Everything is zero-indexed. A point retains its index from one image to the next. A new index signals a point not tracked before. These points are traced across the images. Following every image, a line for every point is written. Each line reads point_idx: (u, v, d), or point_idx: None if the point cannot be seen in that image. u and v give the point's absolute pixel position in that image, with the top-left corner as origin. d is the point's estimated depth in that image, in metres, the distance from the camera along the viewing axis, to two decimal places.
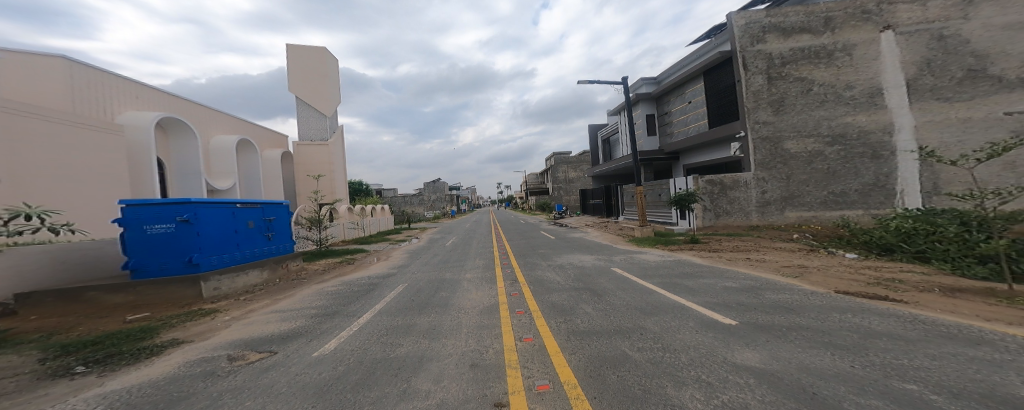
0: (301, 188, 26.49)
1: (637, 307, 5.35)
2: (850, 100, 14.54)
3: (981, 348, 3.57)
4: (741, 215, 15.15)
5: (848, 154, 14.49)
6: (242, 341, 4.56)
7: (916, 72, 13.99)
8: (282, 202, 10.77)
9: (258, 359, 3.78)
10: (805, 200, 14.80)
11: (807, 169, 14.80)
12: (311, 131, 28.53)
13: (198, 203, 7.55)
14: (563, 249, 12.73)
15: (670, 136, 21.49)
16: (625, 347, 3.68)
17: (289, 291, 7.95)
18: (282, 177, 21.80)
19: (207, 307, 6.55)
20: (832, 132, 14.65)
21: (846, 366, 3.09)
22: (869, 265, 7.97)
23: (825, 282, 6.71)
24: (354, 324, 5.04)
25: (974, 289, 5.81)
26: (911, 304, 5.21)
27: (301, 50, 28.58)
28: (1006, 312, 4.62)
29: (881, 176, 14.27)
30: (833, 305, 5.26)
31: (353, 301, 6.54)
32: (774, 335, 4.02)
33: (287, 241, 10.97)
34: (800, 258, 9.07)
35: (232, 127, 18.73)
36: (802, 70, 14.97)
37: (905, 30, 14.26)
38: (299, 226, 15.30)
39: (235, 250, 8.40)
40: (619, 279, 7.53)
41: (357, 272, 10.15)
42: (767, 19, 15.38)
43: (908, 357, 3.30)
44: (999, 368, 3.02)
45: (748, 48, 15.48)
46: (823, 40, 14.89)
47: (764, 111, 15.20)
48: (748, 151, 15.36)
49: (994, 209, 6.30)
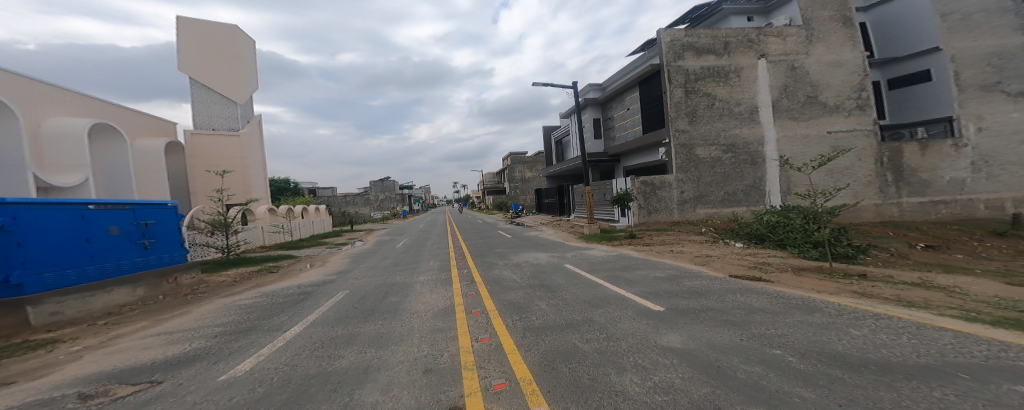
0: (200, 186, 22.67)
1: (586, 300, 5.76)
2: (739, 114, 17.31)
3: (817, 314, 4.64)
4: (666, 212, 17.01)
5: (737, 160, 17.21)
6: (104, 374, 3.79)
7: (778, 95, 17.22)
8: (166, 203, 9.06)
9: (135, 392, 3.23)
10: (709, 199, 17.18)
11: (711, 172, 17.21)
12: (213, 118, 24.59)
13: (18, 204, 5.91)
14: (519, 247, 12.96)
15: (612, 140, 23.21)
16: (575, 339, 3.94)
17: (184, 308, 6.82)
18: (165, 171, 18.24)
19: (41, 338, 5.29)
20: (727, 142, 17.20)
21: (737, 339, 3.75)
22: (752, 252, 9.61)
23: (721, 268, 8.03)
24: (278, 339, 4.54)
25: (812, 267, 7.48)
26: (772, 283, 6.43)
27: (203, 24, 24.38)
28: (831, 284, 6.01)
29: (761, 179, 17.24)
30: (729, 287, 6.30)
31: (278, 314, 5.87)
32: (695, 317, 4.64)
33: (176, 249, 9.32)
34: (707, 248, 10.62)
35: (82, 110, 15.11)
36: (708, 86, 17.34)
37: (775, 58, 17.34)
38: (196, 230, 12.91)
39: (87, 263, 6.84)
40: (571, 275, 7.95)
41: (284, 281, 9.09)
42: (686, 38, 17.37)
43: (779, 327, 4.14)
44: (829, 329, 3.93)
45: (672, 63, 17.28)
46: (721, 62, 17.38)
47: (682, 121, 17.21)
48: (670, 155, 17.31)
49: (821, 205, 7.89)
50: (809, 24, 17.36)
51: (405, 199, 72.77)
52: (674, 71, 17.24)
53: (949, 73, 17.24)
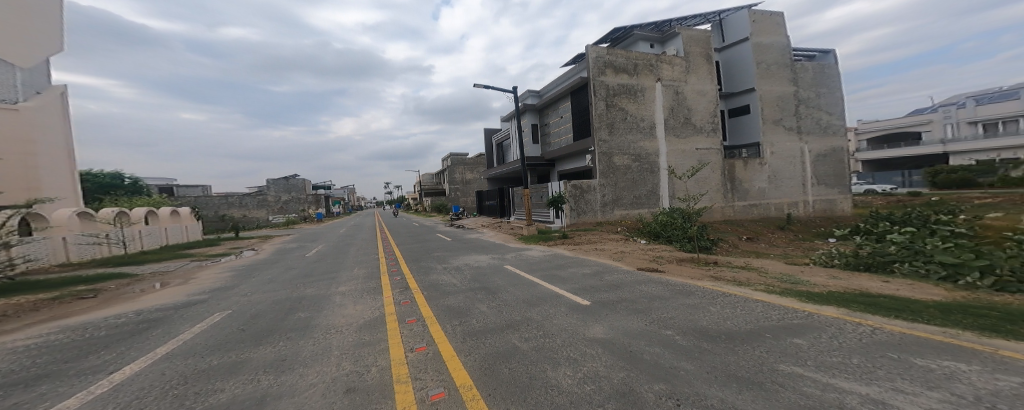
0: None
1: (523, 300, 5.94)
2: (644, 129, 19.77)
3: (692, 295, 5.62)
4: (592, 214, 18.44)
5: (643, 168, 19.64)
6: None
7: (665, 117, 20.14)
8: None
9: None
10: (623, 201, 19.24)
11: (625, 178, 19.30)
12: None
13: None
14: (458, 249, 12.52)
15: (547, 145, 24.38)
16: (514, 340, 4.09)
17: None
18: None
19: None
20: (635, 152, 19.48)
21: (646, 325, 4.41)
22: (654, 248, 11.03)
23: (629, 261, 9.33)
24: (114, 373, 3.47)
25: (689, 257, 9.08)
26: (663, 273, 7.61)
27: None
28: (699, 271, 7.44)
29: (658, 186, 19.99)
30: (639, 279, 7.26)
31: (102, 348, 4.40)
32: (614, 309, 5.23)
33: None
34: (621, 245, 12.08)
35: None
36: (621, 101, 19.26)
37: (667, 82, 20.21)
38: None
39: None
40: (512, 276, 7.99)
41: (111, 308, 6.76)
42: (607, 56, 18.93)
43: (676, 313, 4.80)
44: (695, 311, 4.81)
45: (596, 77, 18.66)
46: (631, 81, 19.49)
47: (603, 132, 18.83)
48: (595, 162, 18.84)
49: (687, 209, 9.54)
50: (687, 56, 20.78)
51: (320, 199, 65.37)
52: (597, 85, 18.63)
53: (758, 110, 21.60)
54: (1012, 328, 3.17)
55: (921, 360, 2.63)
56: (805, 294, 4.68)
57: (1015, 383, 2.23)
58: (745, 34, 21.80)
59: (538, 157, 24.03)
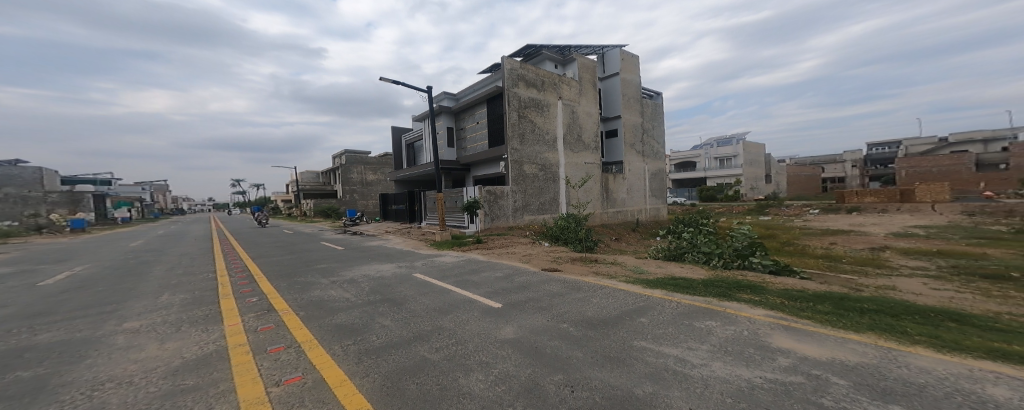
0: None
1: (434, 308, 5.17)
2: (549, 141, 21.53)
3: (578, 290, 5.93)
4: (505, 219, 19.02)
5: (547, 177, 21.36)
6: None
7: (565, 132, 22.36)
8: None
9: None
10: (532, 207, 20.50)
11: (532, 186, 20.51)
12: None
13: None
14: (352, 260, 10.60)
15: (464, 150, 24.35)
16: (422, 352, 3.48)
17: None
18: None
19: None
20: (541, 162, 21.05)
21: (552, 322, 4.28)
22: (555, 249, 12.12)
23: (528, 260, 10.16)
24: None
25: (577, 256, 10.36)
26: (558, 271, 8.24)
27: None
28: (576, 267, 8.63)
29: (557, 194, 21.94)
30: (547, 278, 7.49)
31: None
32: (524, 308, 4.98)
33: None
34: (526, 247, 12.89)
35: None
36: (530, 113, 20.52)
37: (566, 101, 22.51)
38: None
39: None
40: (420, 284, 7.05)
41: None
42: (519, 69, 19.96)
43: (585, 306, 4.87)
44: (583, 300, 5.19)
45: (511, 88, 19.51)
46: (538, 95, 20.96)
47: (515, 141, 19.71)
48: (506, 169, 19.62)
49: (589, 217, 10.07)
50: (581, 80, 23.56)
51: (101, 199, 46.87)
52: (511, 96, 19.50)
53: (622, 133, 25.65)
54: (728, 294, 4.86)
55: (698, 324, 3.69)
56: (641, 281, 5.96)
57: (735, 330, 3.49)
58: (615, 69, 25.74)
59: (455, 161, 23.45)
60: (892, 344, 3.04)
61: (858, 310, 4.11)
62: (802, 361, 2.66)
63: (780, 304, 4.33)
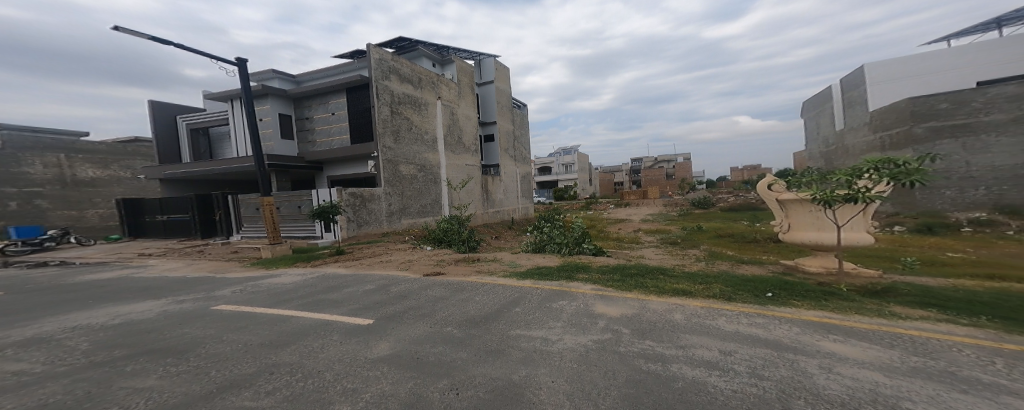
0: None
1: (261, 342, 3.77)
2: (427, 142, 21.10)
3: (461, 291, 6.11)
4: (377, 224, 17.23)
5: (426, 178, 20.87)
6: None
7: (444, 133, 22.42)
8: None
9: None
10: (409, 210, 19.47)
11: (410, 188, 19.61)
12: None
13: None
14: (66, 302, 6.12)
15: (312, 144, 20.85)
16: (238, 403, 2.37)
17: None
18: None
19: None
20: (420, 163, 20.40)
21: (430, 330, 4.23)
22: (436, 253, 11.95)
23: (410, 268, 9.69)
24: None
25: (462, 258, 10.57)
26: (444, 274, 8.32)
27: None
28: (458, 268, 8.93)
29: (439, 196, 21.90)
30: (424, 284, 7.31)
31: None
32: (401, 320, 4.74)
33: None
34: (406, 253, 12.21)
35: None
36: (406, 111, 19.48)
37: (444, 102, 22.66)
38: None
39: None
40: (230, 316, 4.86)
41: None
42: (392, 62, 18.58)
43: (455, 309, 5.03)
44: (461, 301, 5.46)
45: (380, 80, 17.70)
46: (415, 92, 20.18)
47: (388, 138, 18.06)
48: (379, 169, 17.76)
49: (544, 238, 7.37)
50: (459, 83, 24.14)
51: None
52: (382, 89, 17.75)
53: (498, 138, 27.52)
54: (574, 276, 5.92)
55: (554, 304, 4.40)
56: (516, 274, 6.62)
57: (563, 302, 4.49)
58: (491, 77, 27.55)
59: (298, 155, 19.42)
60: (640, 295, 4.61)
61: (641, 275, 5.81)
62: (611, 321, 3.58)
63: (605, 278, 5.58)
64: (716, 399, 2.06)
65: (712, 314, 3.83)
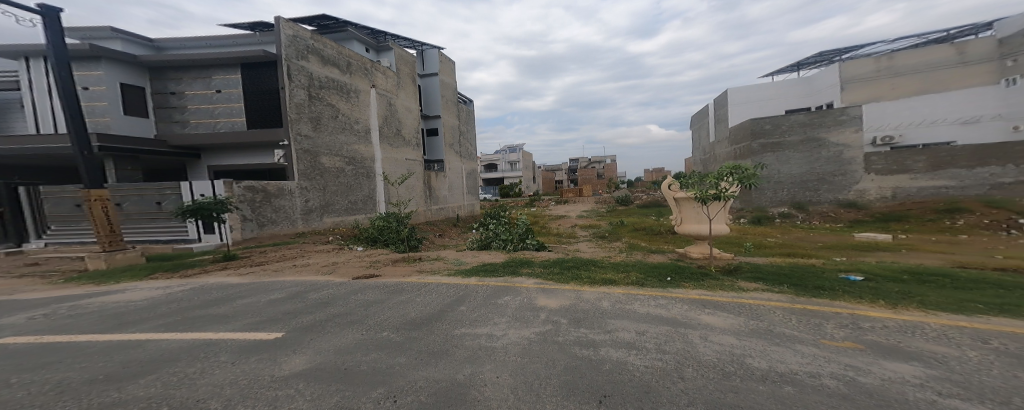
0: None
1: (99, 375, 2.71)
2: (358, 132, 17.77)
3: (402, 294, 5.60)
4: (287, 224, 13.87)
5: (357, 173, 17.60)
6: None
7: (381, 124, 19.37)
8: None
9: None
10: (335, 207, 16.23)
11: (336, 182, 16.31)
12: None
13: None
14: None
15: (180, 125, 15.49)
16: None
17: None
18: None
19: None
20: (348, 155, 16.99)
21: (361, 335, 3.69)
22: (370, 254, 10.33)
23: (337, 270, 7.84)
24: None
25: (401, 258, 9.44)
26: (381, 276, 7.16)
27: None
28: (403, 269, 7.83)
29: (374, 192, 18.77)
30: (350, 289, 5.98)
31: None
32: (324, 329, 3.88)
33: None
34: (330, 255, 9.98)
35: None
36: (331, 97, 16.14)
37: (381, 91, 19.51)
38: None
39: None
40: (29, 353, 3.30)
41: None
42: (311, 41, 15.37)
43: (387, 314, 4.50)
44: (400, 303, 5.01)
45: (292, 59, 14.40)
46: (342, 77, 16.82)
47: (305, 126, 14.82)
48: (291, 160, 14.51)
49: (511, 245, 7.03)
50: (398, 72, 21.53)
51: None
52: (295, 69, 14.51)
53: (442, 133, 25.75)
54: (519, 270, 6.14)
55: (500, 300, 4.51)
56: (459, 272, 6.60)
57: (507, 299, 4.57)
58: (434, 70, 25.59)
59: (159, 140, 14.77)
60: (576, 286, 4.91)
61: (578, 267, 6.21)
62: (550, 312, 3.77)
63: (548, 272, 5.85)
64: (634, 375, 2.31)
65: (630, 299, 4.28)
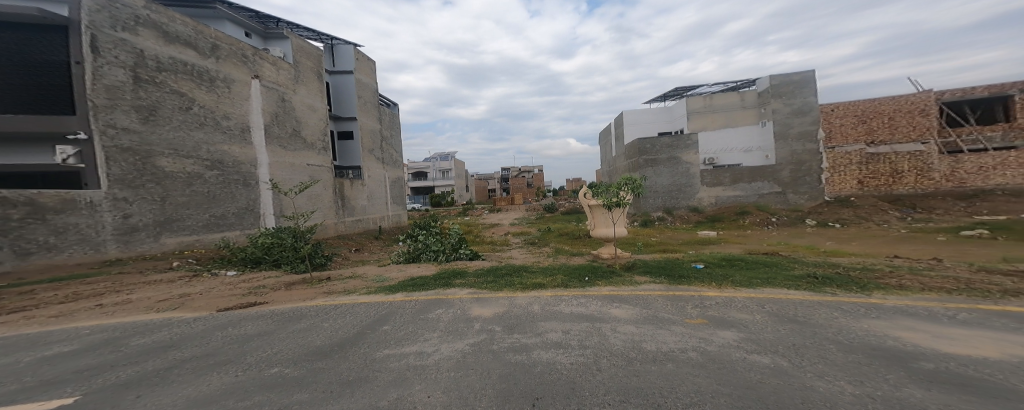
0: None
1: None
2: (227, 129, 12.89)
3: (301, 320, 4.69)
4: (84, 248, 9.25)
5: (226, 180, 12.65)
6: None
7: (269, 121, 14.73)
8: None
9: None
10: (184, 223, 11.26)
11: (186, 192, 11.37)
12: None
13: None
14: None
15: None
16: None
17: None
18: None
19: None
20: (210, 157, 12.13)
21: (228, 378, 2.83)
22: (250, 278, 8.01)
23: (196, 305, 5.62)
24: None
25: (296, 281, 7.80)
26: (269, 304, 5.68)
27: None
28: (308, 292, 6.50)
29: (256, 202, 13.85)
30: (211, 326, 4.47)
31: None
32: (170, 379, 2.82)
33: None
34: (176, 288, 7.04)
35: None
36: (179, 83, 11.34)
37: (268, 84, 14.75)
38: None
39: None
40: None
41: None
42: (145, 10, 10.64)
43: (276, 346, 3.68)
44: (304, 331, 4.24)
45: (100, 28, 9.64)
46: (198, 59, 11.99)
47: (125, 115, 10.02)
48: (91, 161, 9.46)
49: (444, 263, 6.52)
50: (297, 65, 16.83)
51: None
52: (105, 41, 9.74)
53: (359, 137, 23.42)
54: (451, 282, 5.95)
55: (430, 315, 4.30)
56: (381, 290, 6.09)
57: (437, 312, 4.40)
58: (351, 67, 23.11)
59: None
60: (508, 293, 4.99)
61: (511, 274, 6.30)
62: (484, 321, 3.77)
63: (482, 282, 5.79)
64: (559, 374, 2.43)
65: (556, 301, 4.50)
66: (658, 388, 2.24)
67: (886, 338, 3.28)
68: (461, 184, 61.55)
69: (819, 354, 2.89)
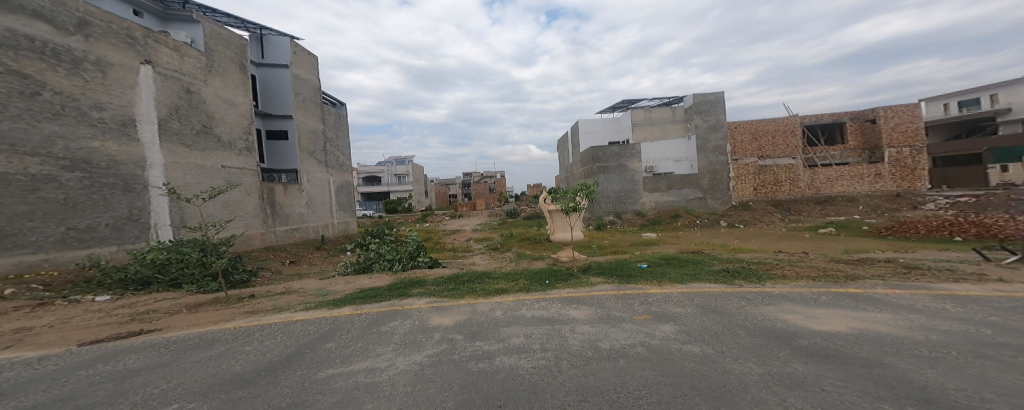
0: None
1: None
2: (99, 122, 9.75)
3: (214, 346, 4.12)
4: None
5: (94, 184, 9.50)
6: None
7: (165, 114, 11.83)
8: None
9: None
10: (26, 239, 8.15)
11: (28, 199, 8.22)
12: None
13: None
14: None
15: None
16: None
17: None
18: None
19: None
20: (70, 156, 9.07)
21: None
22: (138, 302, 6.80)
23: (51, 340, 4.58)
24: None
25: (205, 302, 6.81)
26: (164, 330, 4.92)
27: None
28: (226, 313, 5.78)
29: (145, 209, 10.77)
30: (70, 364, 3.71)
31: None
32: None
33: None
34: (10, 321, 5.52)
35: None
36: (18, 61, 8.30)
37: (162, 70, 11.85)
38: None
39: None
40: None
41: None
42: None
43: (178, 378, 3.18)
44: (223, 357, 3.75)
45: None
46: (54, 35, 9.00)
47: None
48: None
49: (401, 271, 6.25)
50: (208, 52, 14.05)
51: None
52: None
53: (296, 138, 21.38)
54: (408, 292, 5.72)
55: (384, 327, 4.07)
56: (325, 305, 5.59)
57: (395, 324, 4.17)
58: (286, 61, 21.19)
59: None
60: (469, 300, 4.91)
61: (473, 281, 6.21)
62: (445, 331, 3.64)
63: (441, 289, 5.64)
64: (521, 376, 2.47)
65: (519, 305, 4.55)
66: (613, 383, 2.38)
67: (775, 321, 3.82)
68: (419, 189, 59.74)
69: (733, 339, 3.27)
